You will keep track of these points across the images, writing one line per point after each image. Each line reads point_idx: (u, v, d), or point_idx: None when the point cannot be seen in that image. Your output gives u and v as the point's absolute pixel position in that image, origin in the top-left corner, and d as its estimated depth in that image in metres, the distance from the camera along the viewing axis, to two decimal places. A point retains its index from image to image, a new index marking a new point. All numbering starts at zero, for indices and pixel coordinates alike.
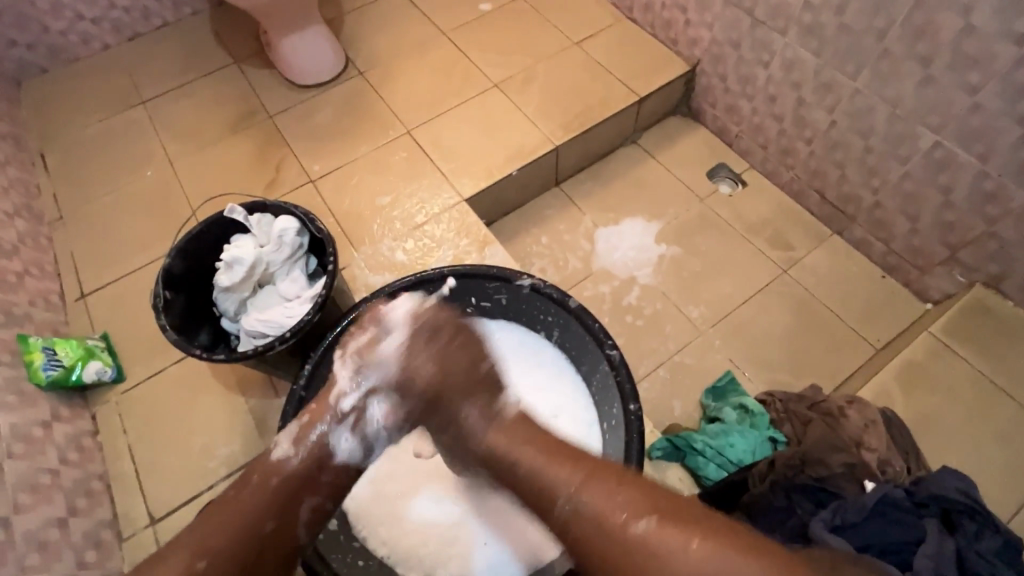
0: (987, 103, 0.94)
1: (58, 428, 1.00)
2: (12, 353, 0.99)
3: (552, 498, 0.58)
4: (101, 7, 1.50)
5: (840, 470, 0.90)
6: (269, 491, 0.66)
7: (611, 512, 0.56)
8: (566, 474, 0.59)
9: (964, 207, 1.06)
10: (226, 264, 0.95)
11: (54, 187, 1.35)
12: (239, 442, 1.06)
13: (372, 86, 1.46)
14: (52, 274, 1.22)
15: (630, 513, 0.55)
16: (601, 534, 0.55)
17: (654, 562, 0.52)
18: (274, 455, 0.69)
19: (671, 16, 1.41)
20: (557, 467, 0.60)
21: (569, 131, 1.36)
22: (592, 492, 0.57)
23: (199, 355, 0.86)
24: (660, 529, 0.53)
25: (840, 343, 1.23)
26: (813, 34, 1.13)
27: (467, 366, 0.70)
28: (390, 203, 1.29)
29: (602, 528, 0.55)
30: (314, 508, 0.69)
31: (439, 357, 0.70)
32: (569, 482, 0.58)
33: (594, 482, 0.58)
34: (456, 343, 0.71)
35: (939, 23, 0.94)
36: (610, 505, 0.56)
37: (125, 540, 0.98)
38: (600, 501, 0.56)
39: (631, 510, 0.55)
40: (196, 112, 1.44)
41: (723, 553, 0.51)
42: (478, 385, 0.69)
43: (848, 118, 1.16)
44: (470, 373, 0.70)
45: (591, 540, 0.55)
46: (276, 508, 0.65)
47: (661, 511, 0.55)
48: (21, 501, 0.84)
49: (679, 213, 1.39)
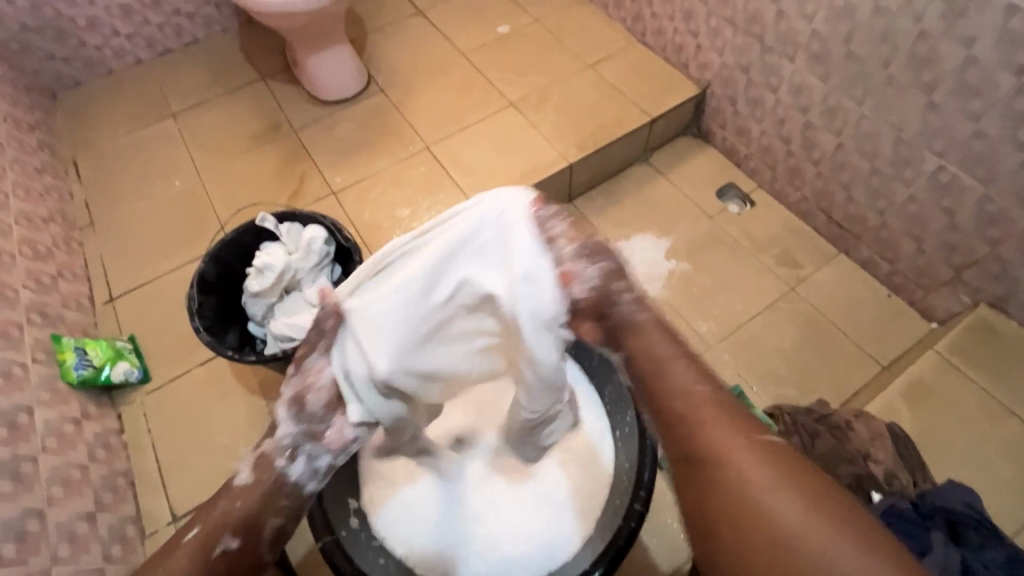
0: (990, 129, 0.98)
1: (87, 425, 1.03)
2: (46, 351, 1.03)
3: (680, 402, 0.66)
4: (137, 24, 1.57)
5: (846, 481, 0.95)
6: (236, 512, 0.70)
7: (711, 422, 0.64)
8: (706, 386, 0.68)
9: (968, 229, 1.10)
10: (258, 270, 0.99)
11: (87, 194, 1.41)
12: (260, 444, 1.09)
13: (393, 103, 1.51)
14: (83, 277, 1.27)
15: (766, 438, 0.62)
16: (706, 432, 0.63)
17: (753, 467, 0.59)
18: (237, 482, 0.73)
19: (683, 41, 1.46)
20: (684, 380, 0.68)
21: (583, 149, 1.41)
22: (720, 413, 0.65)
23: (230, 356, 0.90)
24: (773, 454, 0.60)
25: (847, 360, 1.25)
26: (821, 60, 1.18)
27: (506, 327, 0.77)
28: (409, 215, 1.33)
29: (716, 426, 0.63)
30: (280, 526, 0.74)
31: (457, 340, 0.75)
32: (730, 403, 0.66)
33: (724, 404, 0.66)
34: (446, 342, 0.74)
35: (942, 53, 0.99)
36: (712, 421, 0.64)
37: (148, 536, 1.01)
38: (728, 418, 0.64)
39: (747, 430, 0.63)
40: (224, 124, 1.50)
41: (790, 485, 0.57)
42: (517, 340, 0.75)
43: (854, 140, 1.20)
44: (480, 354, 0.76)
45: (695, 430, 0.64)
46: (244, 525, 0.70)
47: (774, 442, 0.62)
48: (54, 495, 0.87)
49: (689, 229, 1.43)
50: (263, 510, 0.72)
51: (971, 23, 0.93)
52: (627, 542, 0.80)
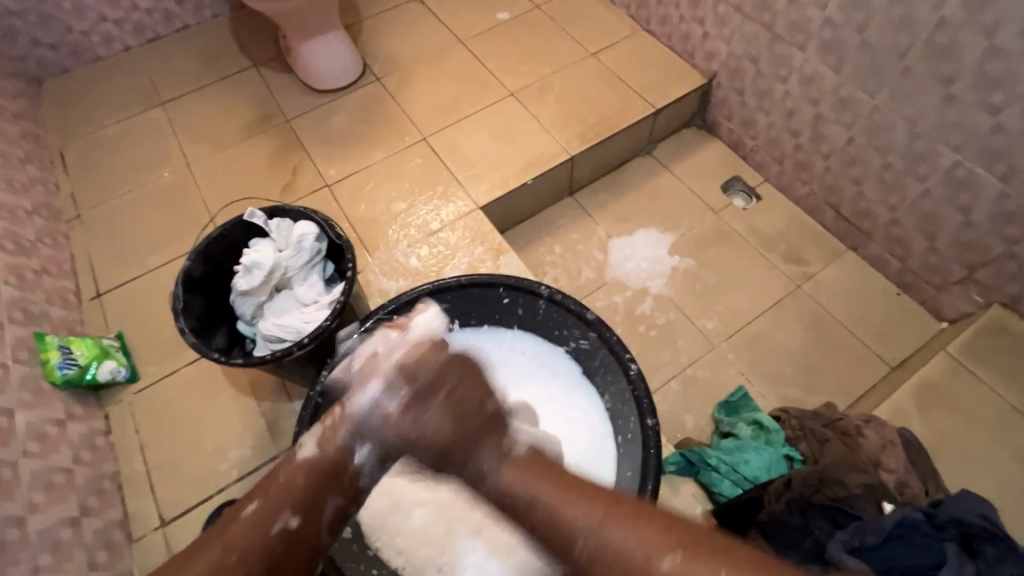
0: (1010, 123, 0.94)
1: (72, 427, 1.00)
2: (28, 350, 1.00)
3: (571, 537, 0.55)
4: (124, 9, 1.52)
5: (858, 492, 0.90)
6: (298, 489, 0.63)
7: (631, 549, 0.52)
8: (579, 509, 0.56)
9: (984, 227, 1.06)
10: (245, 268, 0.95)
11: (73, 185, 1.37)
12: (251, 446, 1.06)
13: (389, 92, 1.47)
14: (69, 272, 1.23)
15: (652, 550, 0.52)
16: (628, 569, 0.52)
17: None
18: (298, 456, 0.66)
19: (689, 29, 1.41)
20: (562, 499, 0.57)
21: (585, 142, 1.36)
22: (618, 529, 0.54)
23: (217, 358, 0.87)
24: (691, 567, 0.50)
25: (854, 360, 1.22)
26: (834, 50, 1.13)
27: None
28: (405, 209, 1.29)
29: (628, 568, 0.52)
30: (339, 508, 0.67)
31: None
32: (584, 518, 0.55)
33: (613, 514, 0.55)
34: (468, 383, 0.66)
35: (962, 43, 0.94)
36: (631, 544, 0.53)
37: (136, 541, 0.98)
38: (616, 538, 0.53)
39: (660, 545, 0.52)
40: (215, 113, 1.46)
41: None
42: None
43: (867, 134, 1.16)
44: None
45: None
46: (304, 505, 0.63)
47: (684, 548, 0.52)
48: (35, 500, 0.84)
49: (693, 225, 1.39)
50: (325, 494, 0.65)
51: (994, 11, 0.89)
52: None
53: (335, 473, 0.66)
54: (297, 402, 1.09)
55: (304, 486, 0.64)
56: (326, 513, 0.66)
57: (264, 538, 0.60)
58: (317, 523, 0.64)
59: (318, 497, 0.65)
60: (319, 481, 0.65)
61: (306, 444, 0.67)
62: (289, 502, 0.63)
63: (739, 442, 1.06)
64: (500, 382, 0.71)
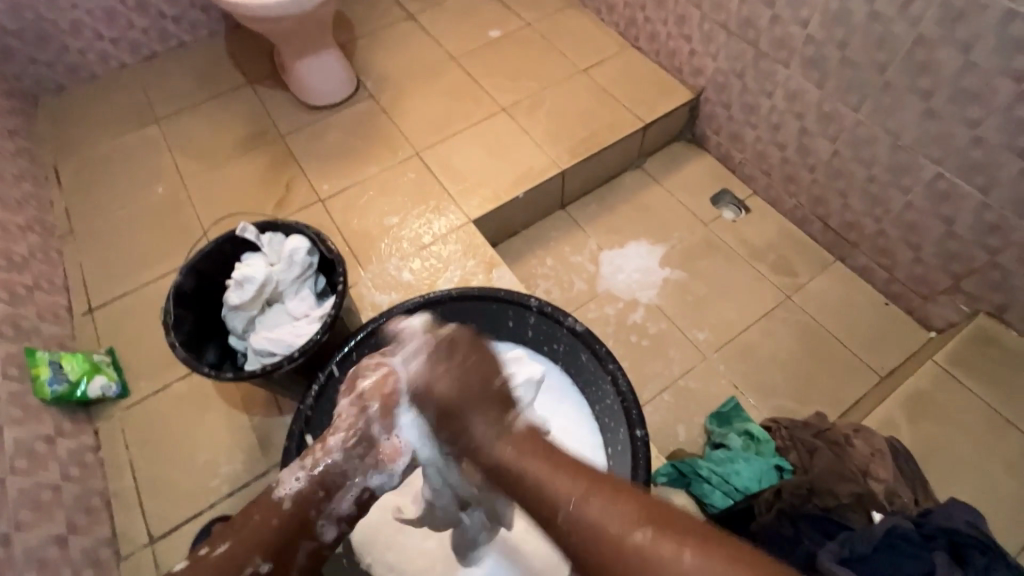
0: (989, 136, 0.96)
1: (61, 443, 0.99)
2: (19, 366, 1.00)
3: (554, 508, 0.55)
4: (120, 28, 1.54)
5: (847, 500, 0.91)
6: (270, 531, 0.66)
7: (612, 524, 0.52)
8: (566, 483, 0.56)
9: (967, 237, 1.07)
10: (237, 282, 0.96)
11: (67, 201, 1.37)
12: (241, 460, 1.05)
13: (382, 108, 1.49)
14: (61, 287, 1.23)
15: (626, 525, 0.52)
16: (597, 542, 0.52)
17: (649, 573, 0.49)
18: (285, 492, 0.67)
19: (676, 45, 1.44)
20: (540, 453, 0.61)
21: (575, 155, 1.38)
22: (596, 498, 0.54)
23: (208, 373, 0.87)
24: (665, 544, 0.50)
25: (845, 370, 1.23)
26: (816, 65, 1.16)
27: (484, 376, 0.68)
28: (397, 223, 1.30)
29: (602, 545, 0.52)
30: (310, 550, 0.70)
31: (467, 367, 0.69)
32: (568, 491, 0.56)
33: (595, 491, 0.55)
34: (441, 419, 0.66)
35: (939, 58, 0.97)
36: (613, 517, 0.53)
37: (124, 559, 0.97)
38: (601, 513, 0.53)
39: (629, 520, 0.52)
40: (210, 129, 1.47)
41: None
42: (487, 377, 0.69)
43: (851, 147, 1.18)
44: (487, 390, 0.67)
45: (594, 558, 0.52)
46: (276, 550, 0.66)
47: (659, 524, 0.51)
48: (22, 518, 0.84)
49: (683, 237, 1.40)
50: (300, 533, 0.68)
51: (968, 27, 0.91)
52: None
53: (308, 509, 0.67)
54: (288, 416, 1.09)
55: (276, 525, 0.66)
56: (298, 555, 0.69)
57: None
58: (286, 562, 0.68)
59: (285, 535, 0.67)
60: (298, 517, 0.67)
61: (294, 481, 0.68)
62: (260, 547, 0.65)
63: (730, 452, 1.06)
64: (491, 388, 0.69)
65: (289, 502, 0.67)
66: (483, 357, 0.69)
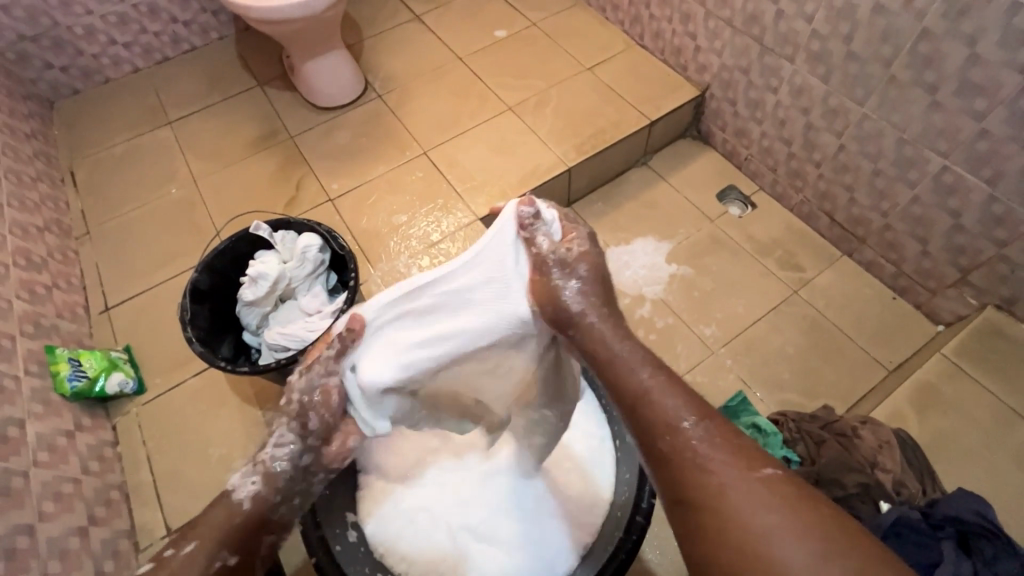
0: (995, 128, 0.96)
1: (80, 438, 1.02)
2: (40, 363, 1.02)
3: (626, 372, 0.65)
4: (133, 32, 1.57)
5: (854, 491, 0.93)
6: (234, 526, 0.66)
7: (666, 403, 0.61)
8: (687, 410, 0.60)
9: (974, 230, 1.08)
10: (251, 279, 0.98)
11: (83, 202, 1.40)
12: (255, 455, 1.07)
13: (390, 108, 1.51)
14: (78, 286, 1.26)
15: (683, 411, 0.60)
16: (650, 410, 0.61)
17: (682, 452, 0.57)
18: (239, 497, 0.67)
19: (681, 43, 1.45)
20: (641, 364, 0.65)
21: (582, 153, 1.40)
22: (665, 390, 0.62)
23: (223, 367, 0.89)
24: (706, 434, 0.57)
25: (852, 364, 1.23)
26: (821, 61, 1.16)
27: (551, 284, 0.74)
28: (406, 221, 1.32)
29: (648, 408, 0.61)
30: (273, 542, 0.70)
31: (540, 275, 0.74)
32: (639, 368, 0.64)
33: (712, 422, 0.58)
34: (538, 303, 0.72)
35: (945, 52, 0.97)
36: (668, 402, 0.61)
37: (143, 551, 0.99)
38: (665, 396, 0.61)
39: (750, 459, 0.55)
40: (221, 131, 1.50)
41: (753, 488, 0.52)
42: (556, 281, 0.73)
43: (857, 141, 1.18)
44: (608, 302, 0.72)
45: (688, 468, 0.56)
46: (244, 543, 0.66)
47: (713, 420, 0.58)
48: (45, 509, 0.86)
49: (689, 233, 1.41)
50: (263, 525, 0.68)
51: (973, 20, 0.91)
52: (629, 556, 0.78)
53: (267, 508, 0.68)
54: None
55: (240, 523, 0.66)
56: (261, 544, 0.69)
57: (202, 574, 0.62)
58: (253, 550, 0.67)
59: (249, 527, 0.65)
60: (256, 514, 0.67)
61: (248, 483, 0.68)
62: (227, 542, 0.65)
63: None
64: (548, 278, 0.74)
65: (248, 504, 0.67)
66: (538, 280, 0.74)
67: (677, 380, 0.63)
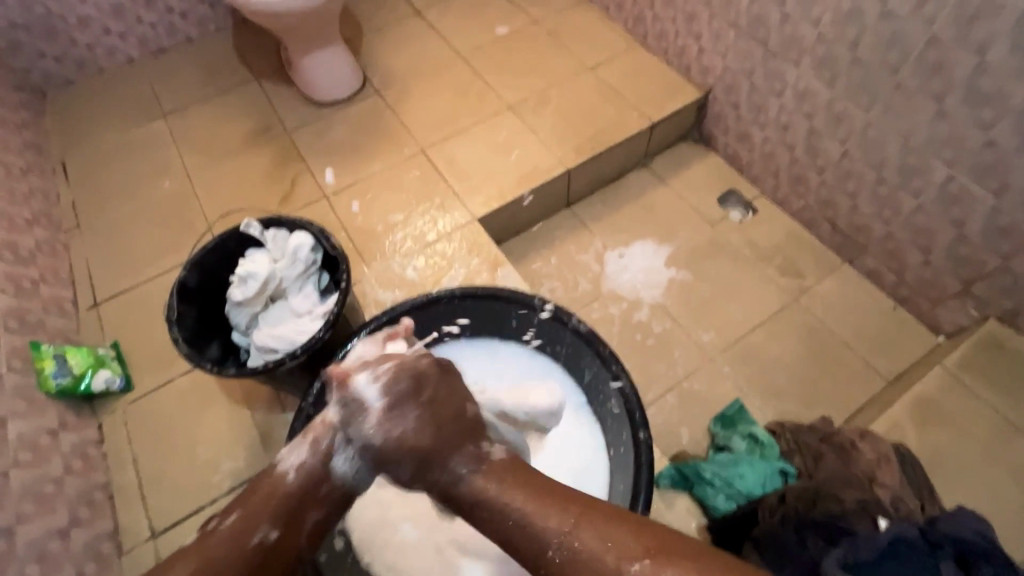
0: (1002, 139, 0.95)
1: (64, 436, 1.00)
2: (24, 359, 1.00)
3: (545, 543, 0.54)
4: (129, 22, 1.55)
5: (852, 507, 0.89)
6: (274, 501, 0.63)
7: (600, 558, 0.51)
8: (556, 519, 0.54)
9: (978, 242, 1.06)
10: (241, 278, 0.96)
11: (74, 195, 1.38)
12: (243, 456, 1.05)
13: (388, 105, 1.48)
14: (66, 281, 1.23)
15: (620, 556, 0.51)
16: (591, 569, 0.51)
17: None
18: (281, 470, 0.65)
19: (685, 44, 1.43)
20: (562, 498, 0.56)
21: (582, 155, 1.37)
22: (586, 530, 0.53)
23: (210, 369, 0.87)
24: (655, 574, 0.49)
25: (851, 374, 1.21)
26: (826, 66, 1.14)
27: (456, 416, 0.65)
28: (402, 220, 1.30)
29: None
30: (318, 521, 0.66)
31: (428, 417, 0.64)
32: (557, 527, 0.54)
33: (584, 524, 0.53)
34: (445, 389, 0.67)
35: (953, 60, 0.95)
36: (604, 546, 0.52)
37: (125, 553, 0.97)
38: (599, 542, 0.52)
39: (622, 550, 0.51)
40: (216, 125, 1.47)
41: None
42: (464, 432, 0.65)
43: (861, 148, 1.17)
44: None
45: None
46: (283, 517, 0.63)
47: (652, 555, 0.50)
48: (24, 511, 0.84)
49: (689, 238, 1.39)
50: (305, 503, 0.65)
51: (982, 28, 0.90)
52: None
53: (313, 483, 0.65)
54: (290, 412, 1.09)
55: (281, 499, 0.64)
56: (306, 523, 0.65)
57: (238, 555, 0.60)
58: (296, 532, 0.64)
59: (295, 506, 0.64)
60: (302, 488, 0.65)
61: (294, 455, 0.66)
62: (268, 514, 0.63)
63: (734, 456, 1.06)
64: (432, 449, 0.62)
65: (293, 473, 0.65)
66: (450, 390, 0.67)
67: (598, 505, 0.56)
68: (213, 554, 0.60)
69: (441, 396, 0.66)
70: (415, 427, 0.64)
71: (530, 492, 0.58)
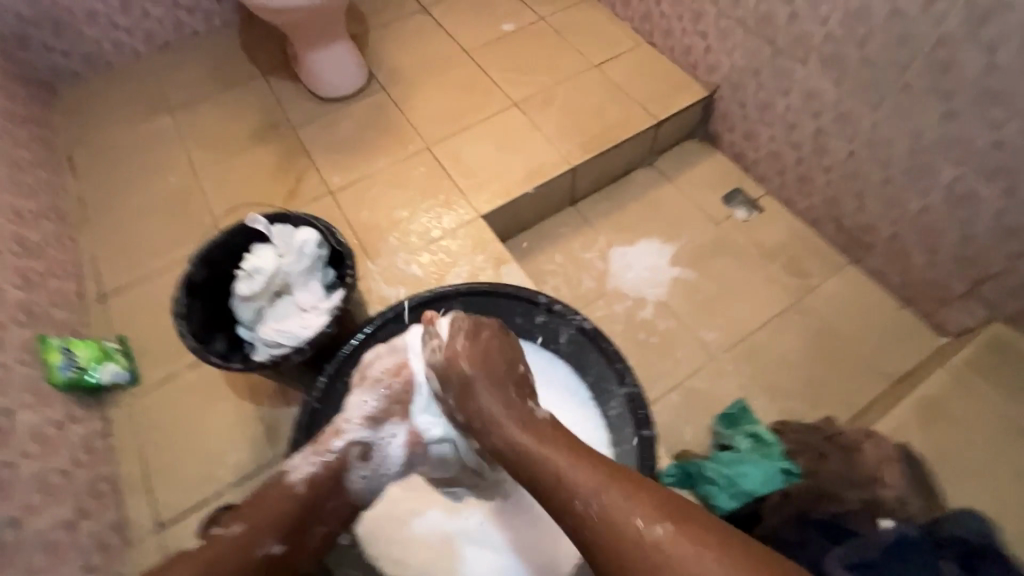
0: (1010, 140, 0.94)
1: (71, 428, 1.00)
2: (32, 352, 1.01)
3: (574, 499, 0.60)
4: (135, 17, 1.55)
5: (854, 506, 0.91)
6: (283, 513, 0.69)
7: (627, 517, 0.58)
8: (587, 475, 0.61)
9: (985, 243, 1.06)
10: (247, 273, 0.96)
11: (80, 189, 1.38)
12: (248, 451, 1.06)
13: (393, 101, 1.48)
14: (73, 274, 1.24)
15: (647, 517, 0.57)
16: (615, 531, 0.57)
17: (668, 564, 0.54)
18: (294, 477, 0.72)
19: (691, 42, 1.42)
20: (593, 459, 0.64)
21: (587, 152, 1.37)
22: (615, 490, 0.60)
23: (217, 363, 0.87)
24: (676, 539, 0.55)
25: (855, 374, 1.21)
26: (834, 64, 1.14)
27: (505, 367, 0.76)
28: (407, 216, 1.30)
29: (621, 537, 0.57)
30: (324, 532, 0.75)
31: (479, 354, 0.76)
32: (587, 484, 0.61)
33: (604, 489, 0.60)
34: (496, 346, 0.77)
35: (963, 59, 0.94)
36: (630, 509, 0.58)
37: (131, 545, 0.98)
38: (628, 508, 0.58)
39: (648, 514, 0.58)
40: (222, 120, 1.47)
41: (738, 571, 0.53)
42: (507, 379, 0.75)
43: (868, 148, 1.16)
44: (509, 374, 0.75)
45: (609, 549, 0.57)
46: (290, 527, 0.70)
47: (676, 522, 0.57)
48: (33, 502, 0.85)
49: (694, 236, 1.39)
50: (310, 514, 0.72)
51: (993, 28, 0.89)
52: None
53: (322, 494, 0.73)
54: (294, 407, 1.09)
55: (293, 508, 0.70)
56: (314, 533, 0.74)
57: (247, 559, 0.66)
58: (303, 539, 0.72)
59: (301, 517, 0.71)
60: (308, 496, 0.72)
61: (307, 464, 0.73)
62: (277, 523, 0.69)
63: (737, 454, 1.05)
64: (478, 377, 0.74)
65: (302, 484, 0.72)
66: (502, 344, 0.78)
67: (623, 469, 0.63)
68: (222, 556, 0.65)
69: (489, 346, 0.77)
70: (463, 366, 0.74)
71: (568, 451, 0.65)
